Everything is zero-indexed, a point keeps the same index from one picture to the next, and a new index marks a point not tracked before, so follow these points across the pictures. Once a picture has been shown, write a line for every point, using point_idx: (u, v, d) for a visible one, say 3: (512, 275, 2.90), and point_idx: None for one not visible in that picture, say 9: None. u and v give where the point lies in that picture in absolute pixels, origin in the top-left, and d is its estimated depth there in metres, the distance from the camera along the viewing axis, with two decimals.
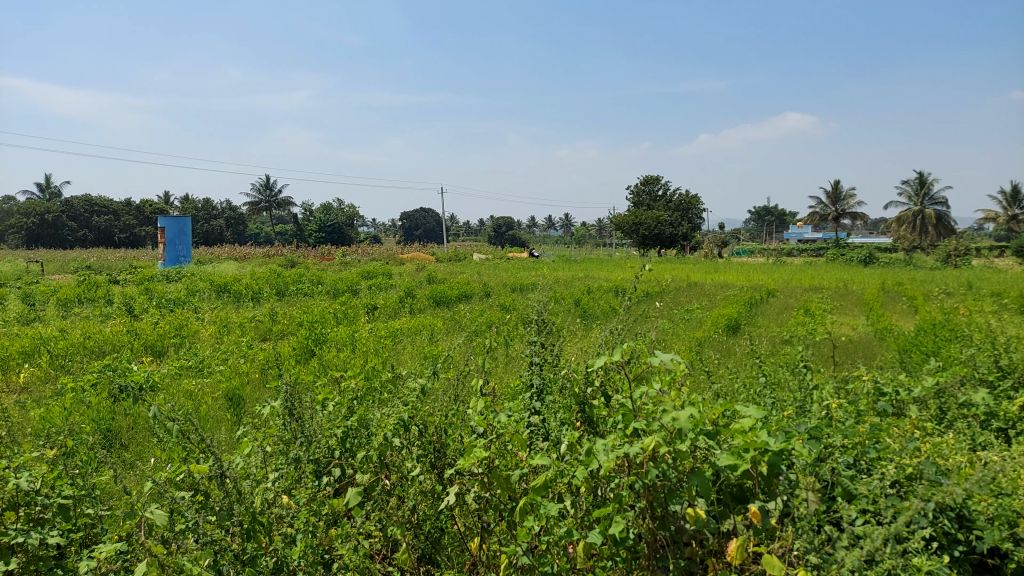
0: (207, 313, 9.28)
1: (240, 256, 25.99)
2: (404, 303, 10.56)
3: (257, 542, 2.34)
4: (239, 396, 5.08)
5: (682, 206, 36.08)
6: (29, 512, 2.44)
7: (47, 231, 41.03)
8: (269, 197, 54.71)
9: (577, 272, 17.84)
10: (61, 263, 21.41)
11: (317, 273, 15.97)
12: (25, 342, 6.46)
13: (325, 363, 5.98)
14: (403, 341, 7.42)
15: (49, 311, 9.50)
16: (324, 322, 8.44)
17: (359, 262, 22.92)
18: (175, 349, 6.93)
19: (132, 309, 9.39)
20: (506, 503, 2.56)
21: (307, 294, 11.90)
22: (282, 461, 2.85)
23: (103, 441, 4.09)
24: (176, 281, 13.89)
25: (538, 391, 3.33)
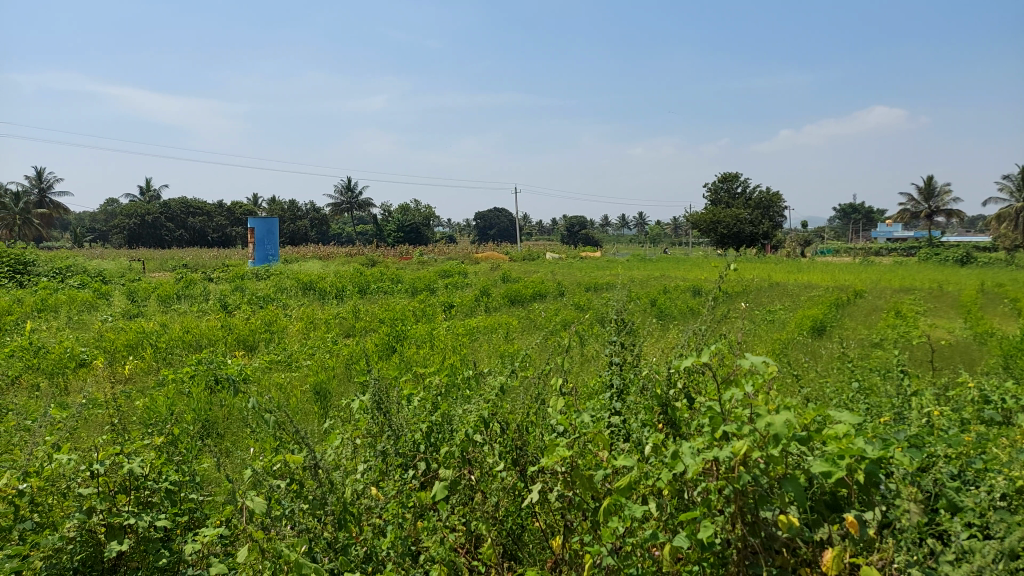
0: (295, 310, 9.65)
1: (323, 255, 26.94)
2: (479, 301, 10.71)
3: (348, 532, 2.43)
4: (326, 390, 5.26)
5: (762, 204, 35.03)
6: (139, 495, 2.61)
7: (147, 232, 43.71)
8: (349, 198, 56.41)
9: (653, 271, 17.74)
10: (160, 262, 22.72)
11: (396, 271, 16.34)
12: (130, 335, 6.88)
13: (406, 359, 6.10)
14: (480, 340, 7.49)
15: (151, 306, 10.09)
16: (404, 320, 8.62)
17: (435, 261, 23.29)
18: (265, 344, 7.25)
19: (225, 305, 9.87)
20: (590, 502, 2.53)
21: (386, 292, 12.23)
22: (370, 453, 2.94)
23: (202, 430, 4.33)
24: (265, 279, 14.52)
25: (618, 392, 3.30)
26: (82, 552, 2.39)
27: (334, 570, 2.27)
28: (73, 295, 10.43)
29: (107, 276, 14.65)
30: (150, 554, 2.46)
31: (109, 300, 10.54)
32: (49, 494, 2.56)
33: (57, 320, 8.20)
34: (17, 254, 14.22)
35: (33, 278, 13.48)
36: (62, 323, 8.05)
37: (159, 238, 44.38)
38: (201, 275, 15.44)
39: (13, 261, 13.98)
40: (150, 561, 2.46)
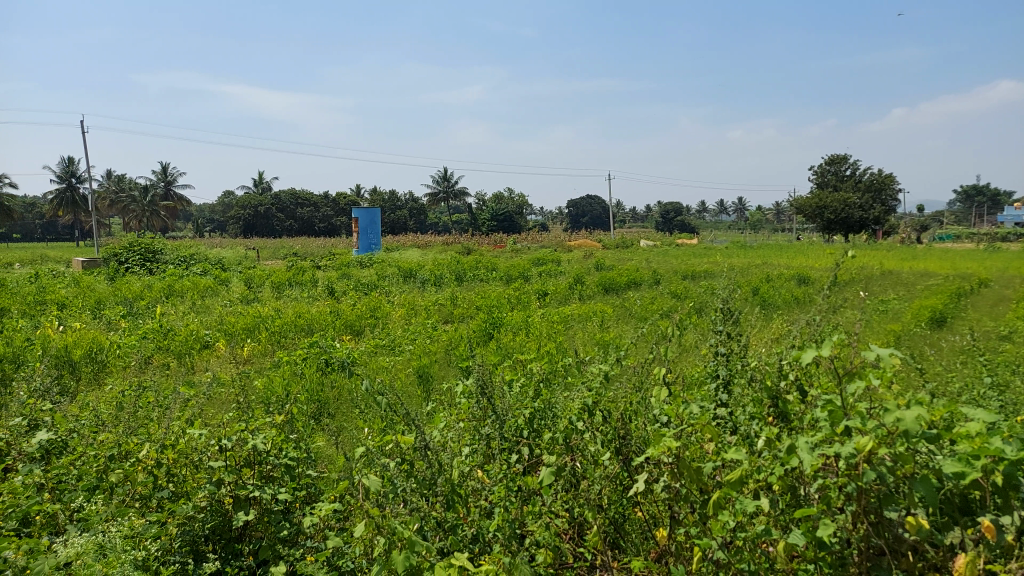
0: (396, 297, 9.96)
1: (422, 243, 27.66)
2: (574, 289, 10.67)
3: (456, 512, 2.51)
4: (428, 374, 5.40)
5: (874, 187, 33.03)
6: (261, 470, 2.77)
7: (260, 222, 46.28)
8: (446, 187, 57.53)
9: (754, 258, 17.12)
10: (273, 251, 24.03)
11: (491, 259, 16.54)
12: (248, 319, 7.32)
13: (503, 345, 6.17)
14: (575, 327, 7.48)
15: (265, 292, 10.68)
16: (501, 307, 8.73)
17: (528, 249, 23.36)
18: (370, 329, 7.53)
19: (333, 291, 10.31)
20: (697, 494, 2.47)
21: (481, 280, 12.41)
22: (475, 437, 3.00)
23: (315, 410, 4.56)
24: (368, 267, 15.07)
25: (724, 382, 3.19)
26: (213, 521, 2.57)
27: (444, 549, 2.35)
28: (197, 281, 11.18)
29: (226, 264, 15.63)
30: (273, 525, 2.62)
31: (228, 286, 11.24)
32: (183, 466, 2.74)
33: (184, 304, 8.82)
34: (147, 243, 15.38)
35: (161, 265, 14.56)
36: (187, 307, 8.66)
37: (271, 228, 46.88)
38: (309, 263, 16.21)
39: (144, 249, 15.13)
40: (273, 533, 2.62)
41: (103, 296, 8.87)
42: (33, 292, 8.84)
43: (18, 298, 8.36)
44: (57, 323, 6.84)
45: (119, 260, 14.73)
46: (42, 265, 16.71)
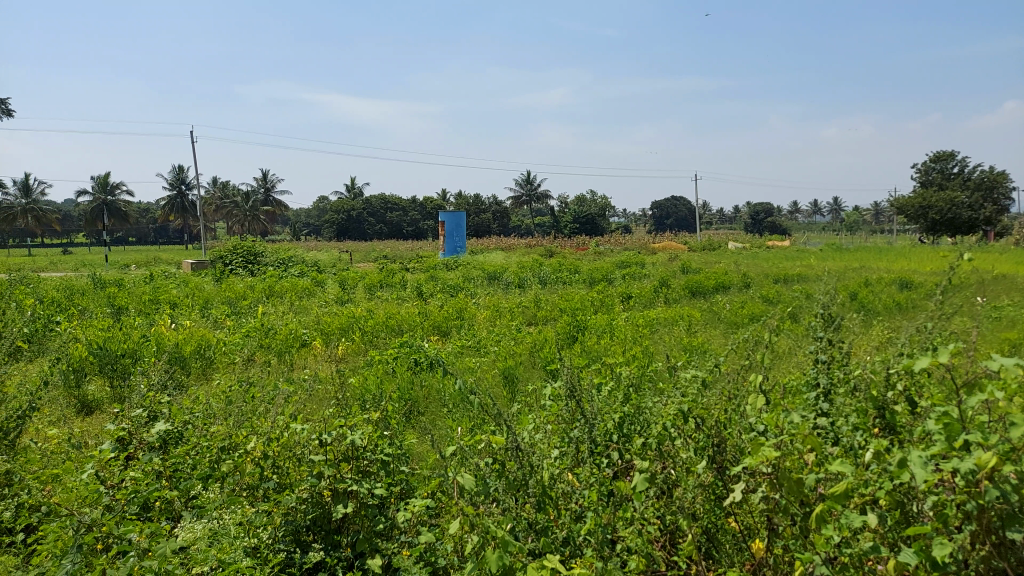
0: (481, 299, 10.10)
1: (505, 246, 27.88)
2: (659, 292, 10.49)
3: (547, 514, 2.53)
4: (514, 375, 5.45)
5: (983, 185, 30.61)
6: (359, 465, 2.87)
7: (354, 226, 48.02)
8: (529, 190, 57.83)
9: (851, 261, 16.30)
10: (365, 254, 24.82)
11: (573, 262, 16.49)
12: (342, 319, 7.60)
13: (589, 348, 6.15)
14: (661, 331, 7.35)
15: (357, 293, 11.06)
16: (585, 310, 8.69)
17: (611, 251, 23.13)
18: (456, 330, 7.66)
19: (420, 293, 10.56)
20: (798, 506, 2.38)
21: (565, 282, 12.41)
22: (565, 439, 3.00)
23: (405, 408, 4.73)
24: (454, 269, 15.33)
25: (825, 392, 3.06)
26: (314, 512, 2.70)
27: (536, 550, 2.37)
28: (294, 282, 11.70)
29: (321, 266, 16.27)
30: (369, 518, 2.75)
31: (323, 287, 11.70)
32: (287, 459, 2.87)
33: (283, 304, 9.25)
34: (249, 246, 16.20)
35: (261, 267, 15.31)
36: (286, 307, 9.07)
37: (362, 232, 48.32)
38: (397, 265, 16.65)
39: (245, 252, 15.95)
40: (370, 526, 2.73)
41: (209, 296, 9.42)
42: (149, 292, 9.49)
43: (135, 297, 9.01)
44: (171, 322, 7.31)
45: (223, 263, 15.60)
46: (155, 267, 17.92)
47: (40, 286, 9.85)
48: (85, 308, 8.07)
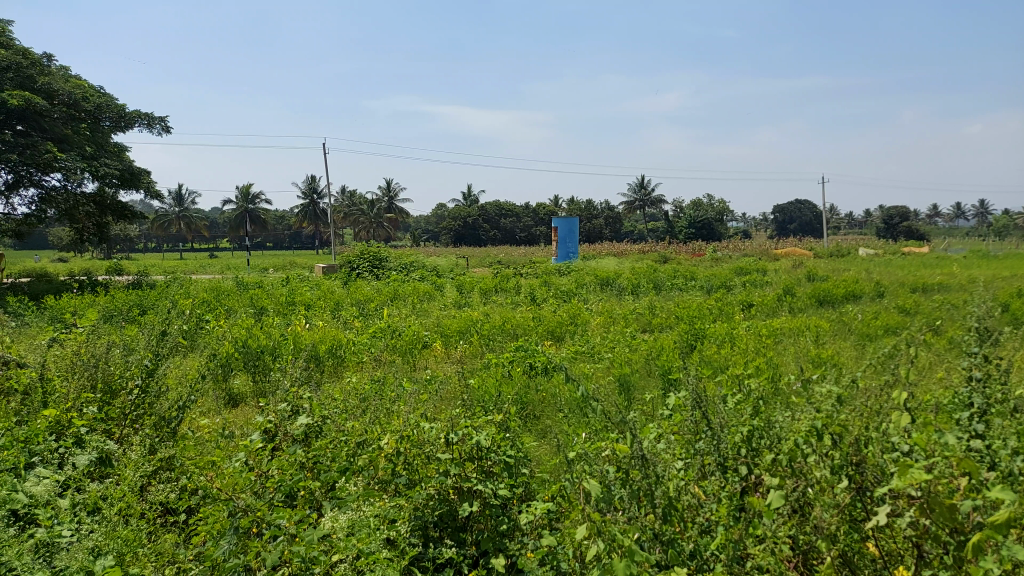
0: (596, 305, 10.04)
1: (618, 251, 27.62)
2: (783, 300, 10.04)
3: (673, 526, 2.49)
4: (630, 383, 5.38)
5: None
6: (483, 465, 2.95)
7: (470, 233, 49.01)
8: (643, 195, 56.94)
9: (1003, 269, 14.85)
10: (481, 258, 25.30)
11: (690, 268, 16.07)
12: (461, 322, 7.80)
13: (708, 357, 5.99)
14: (785, 342, 7.02)
15: (474, 298, 11.32)
16: (704, 318, 8.43)
17: (730, 258, 22.24)
18: (571, 336, 7.69)
19: (534, 298, 10.67)
20: (949, 535, 2.21)
21: (681, 289, 12.13)
22: (690, 450, 2.94)
23: (521, 411, 4.80)
24: (567, 274, 15.37)
25: (979, 413, 2.83)
26: (442, 509, 2.79)
27: (663, 562, 2.35)
28: (416, 286, 12.13)
29: (439, 271, 16.78)
30: (493, 519, 2.81)
31: (442, 292, 12.07)
32: (417, 455, 3.00)
33: (405, 307, 9.63)
34: (374, 251, 16.94)
35: (385, 272, 16.01)
36: (408, 310, 9.43)
37: (477, 238, 49.18)
38: (512, 270, 16.89)
39: (371, 257, 16.72)
40: (493, 526, 2.80)
41: (339, 298, 9.96)
42: (286, 294, 10.17)
43: (274, 298, 9.67)
44: (305, 322, 7.78)
45: (351, 267, 16.44)
46: (290, 270, 19.12)
47: (192, 287, 10.77)
48: (231, 307, 8.76)
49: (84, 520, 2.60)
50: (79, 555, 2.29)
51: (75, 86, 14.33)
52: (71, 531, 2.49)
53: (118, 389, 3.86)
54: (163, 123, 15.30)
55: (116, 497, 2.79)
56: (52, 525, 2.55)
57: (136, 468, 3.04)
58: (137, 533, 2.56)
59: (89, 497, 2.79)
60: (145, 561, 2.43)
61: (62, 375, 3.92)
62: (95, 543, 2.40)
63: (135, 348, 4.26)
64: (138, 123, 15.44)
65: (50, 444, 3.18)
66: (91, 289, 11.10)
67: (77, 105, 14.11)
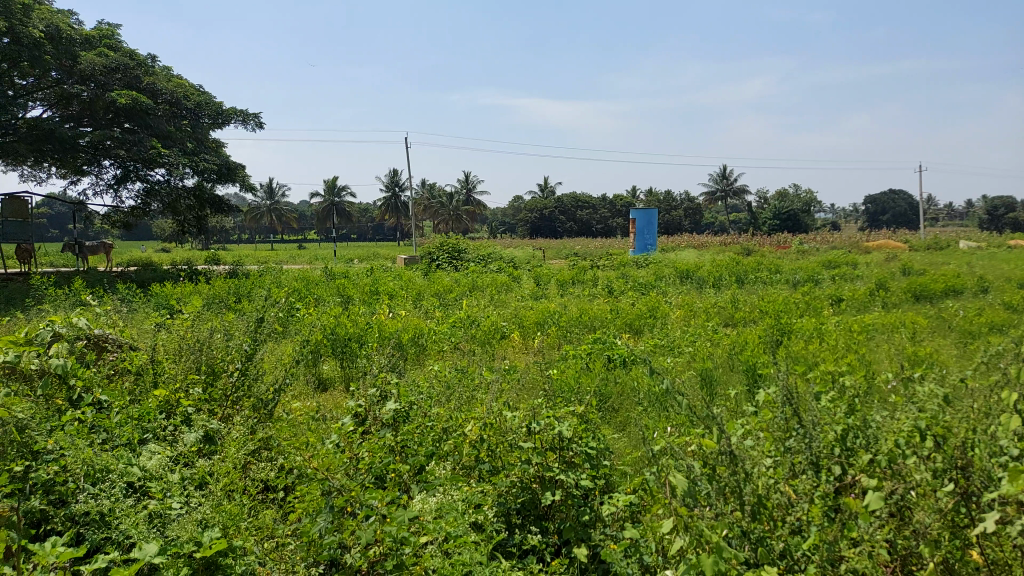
0: (675, 298, 9.87)
1: (698, 244, 26.98)
2: (875, 295, 9.58)
3: (762, 524, 2.43)
4: (712, 377, 5.27)
5: None
6: (564, 455, 2.96)
7: (546, 225, 49.03)
8: (725, 186, 55.40)
9: None
10: (557, 251, 25.29)
11: (774, 261, 15.53)
12: (538, 313, 7.83)
13: (795, 352, 5.79)
14: (878, 339, 6.70)
15: (551, 290, 11.33)
16: (790, 312, 8.14)
17: (817, 251, 21.39)
18: (649, 328, 7.59)
19: (612, 291, 10.58)
20: None
21: (765, 282, 11.77)
22: (779, 447, 2.86)
23: (600, 403, 4.79)
24: (646, 266, 15.16)
25: None
26: (524, 496, 2.85)
27: (752, 561, 2.29)
28: (494, 278, 12.24)
29: (516, 262, 16.86)
30: (575, 508, 2.81)
31: (520, 283, 12.13)
32: (500, 443, 3.08)
33: (484, 298, 9.75)
34: (453, 243, 17.21)
35: (464, 263, 16.23)
36: (487, 301, 9.53)
37: (553, 230, 49.12)
38: (589, 262, 16.78)
39: (450, 249, 16.99)
40: (575, 515, 2.80)
41: (420, 288, 10.18)
42: (370, 283, 10.47)
43: (359, 288, 9.97)
44: (388, 312, 8.00)
45: (431, 258, 16.75)
46: (373, 262, 19.64)
47: (281, 276, 11.23)
48: (320, 296, 9.10)
49: (192, 494, 2.77)
50: (188, 526, 2.43)
51: (177, 86, 15.17)
52: (181, 503, 2.66)
53: (220, 371, 4.08)
54: (257, 119, 15.99)
55: (220, 472, 2.96)
56: (163, 497, 2.73)
57: (237, 446, 3.22)
58: (239, 508, 2.71)
59: (197, 473, 2.97)
60: (246, 534, 2.57)
61: (170, 357, 4.18)
62: (202, 515, 2.55)
63: (236, 334, 4.51)
64: (233, 120, 16.21)
65: (162, 422, 3.41)
66: (191, 278, 11.75)
67: (179, 103, 14.95)
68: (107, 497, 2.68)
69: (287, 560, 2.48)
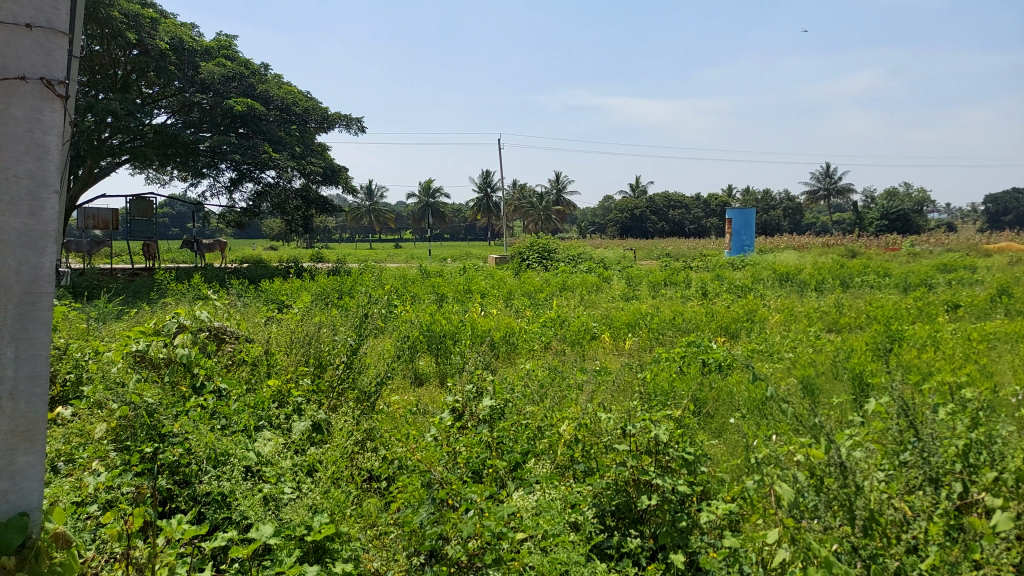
0: (774, 301, 9.51)
1: (798, 245, 25.90)
2: (997, 301, 8.88)
3: (875, 541, 2.32)
4: (815, 386, 5.04)
5: None
6: (661, 459, 2.91)
7: (636, 225, 48.33)
8: (828, 184, 52.82)
9: None
10: (649, 251, 24.89)
11: (883, 264, 14.68)
12: (629, 314, 7.74)
13: (907, 361, 5.46)
14: (1002, 349, 6.21)
15: (643, 291, 11.17)
16: (900, 318, 7.68)
17: (930, 254, 20.04)
18: (746, 332, 7.36)
19: (706, 293, 10.32)
20: None
21: (872, 286, 11.15)
22: (891, 459, 2.72)
23: (695, 409, 4.67)
24: (743, 268, 14.70)
25: None
26: (618, 499, 2.85)
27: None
28: (585, 278, 12.18)
29: (607, 263, 16.70)
30: (671, 514, 2.76)
31: (610, 283, 12.03)
32: (594, 444, 3.11)
33: (574, 298, 9.74)
34: (544, 243, 17.27)
35: (554, 263, 16.25)
36: (577, 301, 9.50)
37: (644, 230, 48.34)
38: (683, 263, 16.44)
39: (541, 249, 17.07)
40: (671, 521, 2.74)
41: (511, 288, 10.27)
42: (463, 282, 10.66)
43: (453, 286, 10.18)
44: (481, 310, 8.12)
45: (522, 258, 16.89)
46: (465, 261, 19.99)
47: (379, 274, 11.61)
48: (416, 294, 9.35)
49: (302, 481, 2.93)
50: (300, 511, 2.56)
51: (287, 92, 15.96)
52: (292, 489, 2.81)
53: (327, 364, 4.29)
54: (359, 124, 16.59)
55: (328, 461, 3.11)
56: (277, 482, 2.89)
57: (343, 437, 3.37)
58: (343, 495, 2.83)
59: (307, 460, 3.13)
60: (351, 521, 2.69)
61: (282, 349, 4.42)
62: (313, 501, 2.69)
63: (340, 329, 4.72)
64: (337, 125, 16.89)
65: (275, 411, 3.62)
66: (296, 275, 12.36)
67: (289, 109, 15.71)
68: (226, 479, 2.87)
69: (389, 547, 2.56)
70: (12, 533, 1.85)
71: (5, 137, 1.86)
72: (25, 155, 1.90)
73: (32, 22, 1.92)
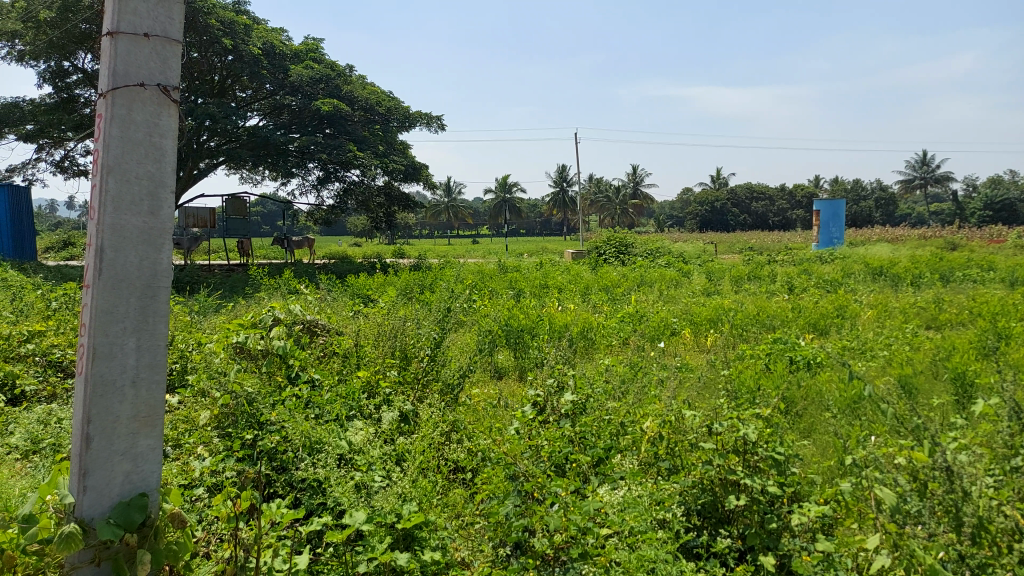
0: (866, 296, 9.08)
1: (892, 237, 24.55)
2: None
3: (985, 549, 2.20)
4: (914, 385, 4.79)
5: None
6: (749, 459, 2.83)
7: (717, 218, 47.03)
8: (925, 173, 49.89)
9: None
10: (730, 244, 24.17)
11: (987, 257, 13.76)
12: (711, 310, 7.56)
13: (1016, 360, 5.12)
14: None
15: (725, 286, 10.87)
16: (1009, 315, 7.18)
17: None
18: (836, 329, 7.07)
19: (792, 288, 9.96)
20: None
21: (976, 280, 10.47)
22: (1001, 465, 2.56)
23: (783, 407, 4.52)
24: (831, 262, 14.07)
25: None
26: (705, 498, 2.80)
27: None
28: (664, 273, 11.96)
29: (687, 258, 16.32)
30: (759, 515, 2.67)
31: (691, 278, 11.77)
32: (679, 442, 3.08)
33: (652, 293, 9.59)
34: (621, 238, 17.07)
35: (632, 258, 16.03)
36: (656, 296, 9.35)
37: (725, 223, 47.01)
38: (767, 257, 15.90)
39: (619, 243, 16.88)
40: (761, 522, 2.66)
41: (589, 283, 10.21)
42: (540, 277, 10.66)
43: (531, 281, 10.20)
44: (559, 305, 8.11)
45: (599, 253, 16.74)
46: (542, 256, 19.99)
47: (459, 269, 11.78)
48: (494, 289, 9.43)
49: (391, 470, 3.02)
50: (389, 499, 2.64)
51: (371, 92, 16.39)
52: (381, 477, 2.90)
53: (412, 356, 4.39)
54: (438, 121, 16.85)
55: (416, 451, 3.21)
56: (367, 470, 2.99)
57: (430, 429, 3.45)
58: (427, 485, 2.90)
59: (394, 450, 3.22)
60: (438, 510, 2.76)
61: (370, 342, 4.57)
62: (402, 489, 2.77)
63: (424, 323, 4.83)
64: (418, 123, 17.21)
65: (363, 402, 3.74)
66: (379, 271, 12.68)
67: (372, 109, 16.11)
68: (320, 466, 2.99)
69: (475, 537, 2.64)
70: (134, 511, 2.01)
71: (127, 141, 2.00)
72: (144, 158, 2.04)
73: (150, 32, 2.07)
